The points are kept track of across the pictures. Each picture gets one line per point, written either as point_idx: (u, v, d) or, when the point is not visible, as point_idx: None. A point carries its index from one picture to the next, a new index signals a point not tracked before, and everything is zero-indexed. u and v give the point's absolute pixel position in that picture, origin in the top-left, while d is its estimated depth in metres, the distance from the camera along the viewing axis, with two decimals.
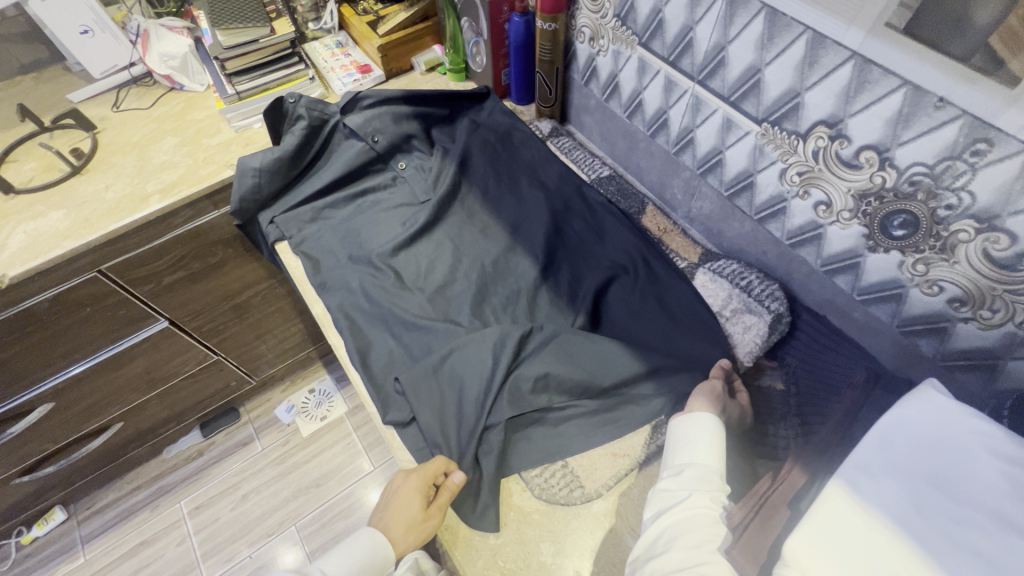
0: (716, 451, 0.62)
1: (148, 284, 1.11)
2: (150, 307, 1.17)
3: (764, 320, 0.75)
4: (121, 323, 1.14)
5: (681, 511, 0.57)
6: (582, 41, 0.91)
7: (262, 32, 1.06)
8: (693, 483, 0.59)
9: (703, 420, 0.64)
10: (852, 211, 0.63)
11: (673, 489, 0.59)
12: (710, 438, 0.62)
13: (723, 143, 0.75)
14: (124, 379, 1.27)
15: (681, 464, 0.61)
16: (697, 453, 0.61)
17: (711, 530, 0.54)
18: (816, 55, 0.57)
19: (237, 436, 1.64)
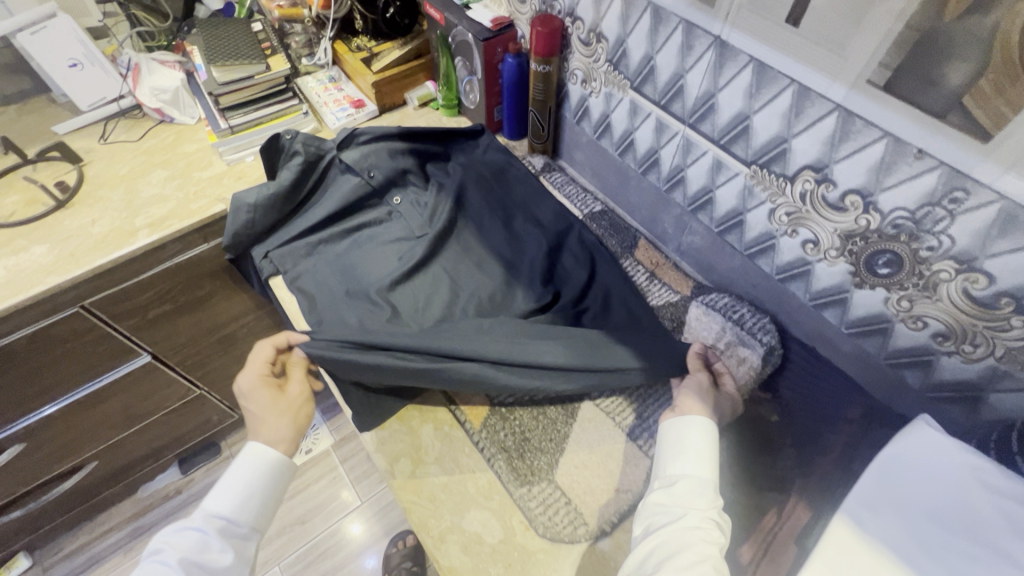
0: (710, 459, 0.63)
1: (132, 318, 1.09)
2: (132, 341, 1.13)
3: (757, 352, 0.77)
4: (102, 358, 1.11)
5: (673, 529, 0.58)
6: (574, 82, 0.94)
7: (258, 68, 1.07)
8: (687, 500, 0.60)
9: (696, 423, 0.66)
10: (839, 250, 0.66)
11: (667, 505, 0.61)
12: (702, 442, 0.64)
13: (713, 183, 0.78)
14: (101, 416, 1.22)
15: (675, 477, 0.63)
16: (690, 464, 0.63)
17: (701, 549, 0.55)
18: (802, 106, 0.61)
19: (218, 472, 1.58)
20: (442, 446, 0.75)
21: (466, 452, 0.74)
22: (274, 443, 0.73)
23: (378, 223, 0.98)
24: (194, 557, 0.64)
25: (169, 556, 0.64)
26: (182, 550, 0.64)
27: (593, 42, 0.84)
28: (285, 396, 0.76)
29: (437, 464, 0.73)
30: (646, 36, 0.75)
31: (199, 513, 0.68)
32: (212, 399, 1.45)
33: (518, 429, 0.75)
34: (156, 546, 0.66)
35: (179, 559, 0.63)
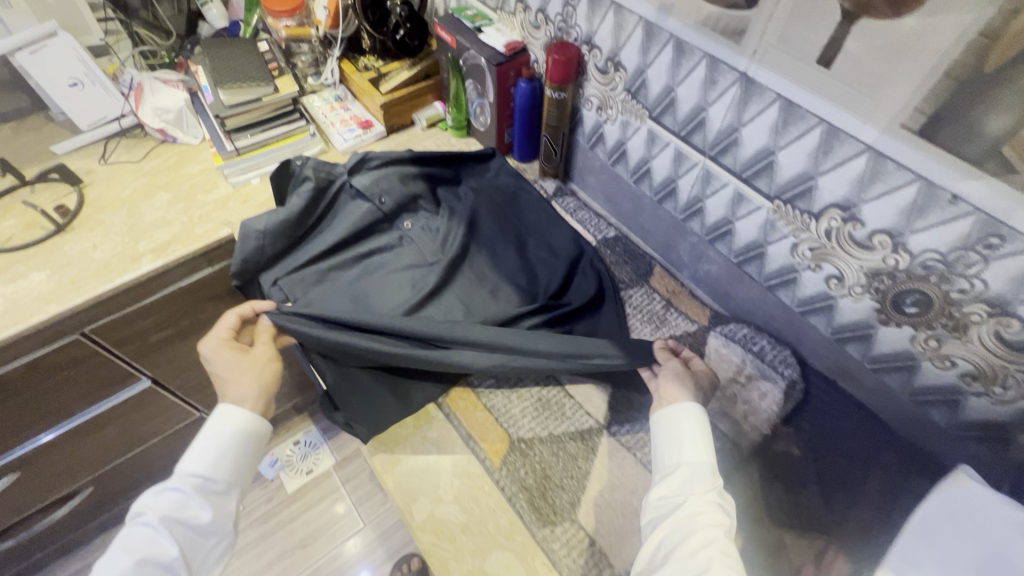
0: (703, 443, 0.65)
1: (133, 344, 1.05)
2: (132, 366, 1.09)
3: (779, 386, 0.76)
4: (101, 384, 1.07)
5: (679, 519, 0.59)
6: (589, 108, 0.93)
7: (265, 90, 1.05)
8: (687, 487, 0.62)
9: (684, 409, 0.67)
10: (865, 287, 0.66)
11: (671, 495, 0.62)
12: (695, 431, 0.65)
13: (733, 215, 0.78)
14: (99, 442, 1.19)
15: (673, 465, 0.64)
16: (685, 451, 0.64)
17: (706, 534, 0.56)
18: (831, 145, 0.60)
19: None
20: (461, 484, 0.73)
21: (485, 490, 0.72)
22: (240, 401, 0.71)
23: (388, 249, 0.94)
24: (175, 516, 0.63)
25: (149, 517, 0.63)
26: (162, 511, 0.63)
27: (611, 70, 0.83)
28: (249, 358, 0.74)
29: (455, 503, 0.71)
30: (667, 68, 0.74)
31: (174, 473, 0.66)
32: None
33: (538, 467, 0.73)
34: (136, 510, 0.64)
35: (160, 519, 0.62)
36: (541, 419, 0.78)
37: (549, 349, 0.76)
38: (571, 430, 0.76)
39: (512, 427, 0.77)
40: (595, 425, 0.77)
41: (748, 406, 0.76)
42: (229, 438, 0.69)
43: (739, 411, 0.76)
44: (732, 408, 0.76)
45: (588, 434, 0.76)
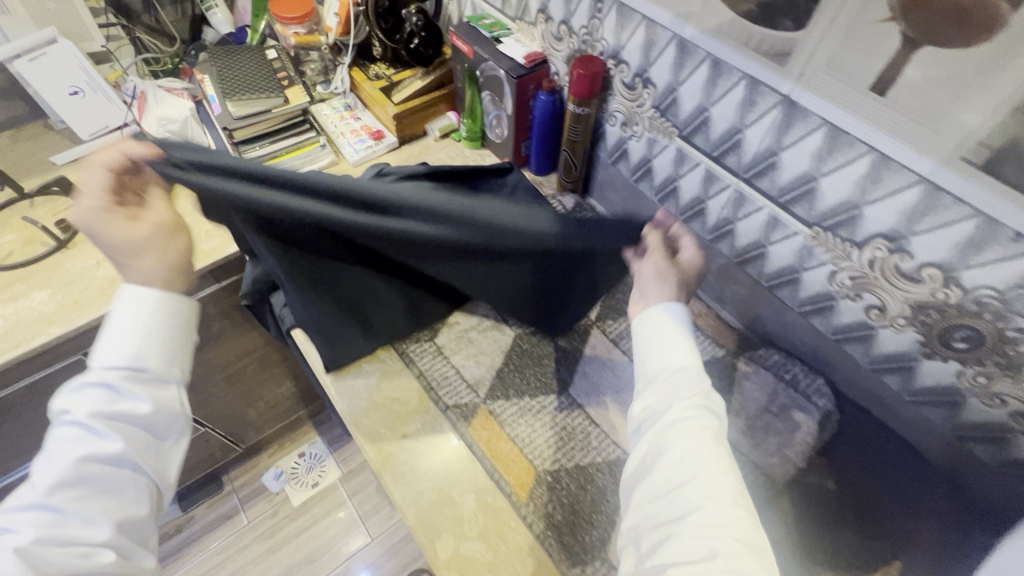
0: (684, 345, 0.62)
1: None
2: None
3: (813, 417, 0.74)
4: None
5: (662, 424, 0.56)
6: (613, 124, 0.90)
7: (275, 102, 1.03)
8: (670, 390, 0.59)
9: (661, 314, 0.65)
10: (909, 319, 0.64)
11: (653, 403, 0.59)
12: (673, 335, 0.63)
13: (767, 239, 0.75)
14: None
15: (655, 371, 0.61)
16: (665, 354, 0.61)
17: (691, 440, 0.53)
18: (880, 175, 0.58)
19: (220, 508, 1.50)
20: (486, 518, 0.70)
21: (511, 526, 0.69)
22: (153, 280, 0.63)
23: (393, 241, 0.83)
24: (107, 411, 0.55)
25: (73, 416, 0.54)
26: (89, 408, 0.55)
27: (639, 86, 0.81)
28: (141, 230, 0.62)
29: (481, 539, 0.68)
30: (701, 86, 0.71)
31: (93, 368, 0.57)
32: (215, 436, 1.35)
33: (566, 501, 0.71)
34: (55, 410, 0.55)
35: (87, 415, 0.54)
36: (566, 449, 0.75)
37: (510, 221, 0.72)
38: (598, 461, 0.74)
39: (537, 457, 0.74)
40: (623, 456, 0.75)
41: (782, 437, 0.73)
42: (148, 320, 0.61)
43: (773, 442, 0.73)
44: (765, 439, 0.73)
45: (615, 465, 0.74)
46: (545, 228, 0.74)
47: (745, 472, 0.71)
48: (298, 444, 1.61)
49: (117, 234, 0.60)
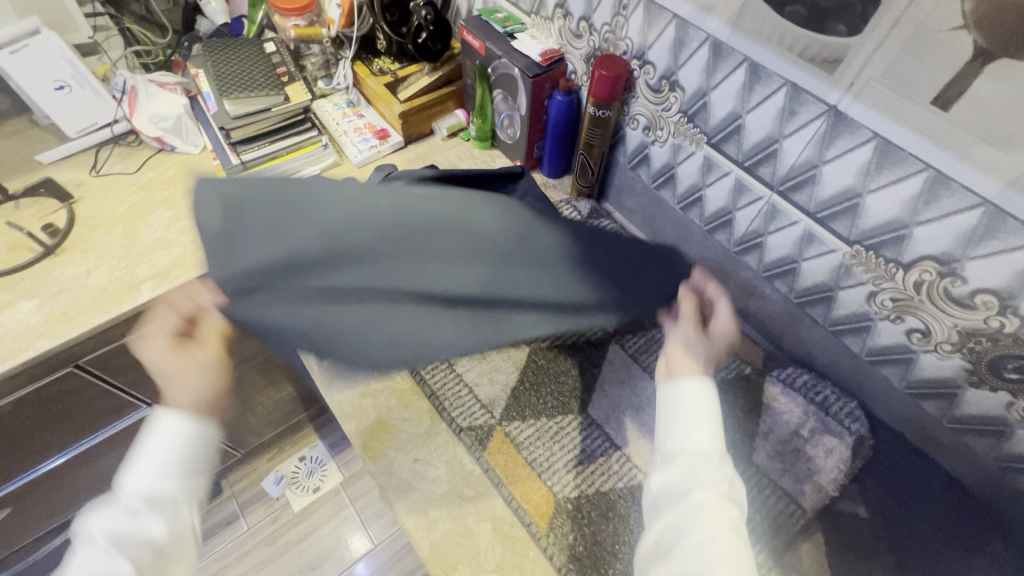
0: (711, 422, 0.56)
1: (131, 372, 0.95)
2: (132, 394, 1.00)
3: (846, 442, 0.70)
4: (98, 414, 0.98)
5: (681, 506, 0.52)
6: (634, 127, 0.85)
7: (276, 99, 0.97)
8: (691, 473, 0.53)
9: (692, 389, 0.59)
10: (956, 345, 0.60)
11: (671, 483, 0.54)
12: (703, 408, 0.57)
13: (800, 254, 0.71)
14: (97, 470, 1.10)
15: (675, 449, 0.56)
16: (691, 430, 0.56)
17: (710, 528, 0.49)
18: (936, 194, 0.54)
19: (220, 513, 1.47)
20: (504, 549, 0.66)
21: (529, 557, 0.66)
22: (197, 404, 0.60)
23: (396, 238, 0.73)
24: (127, 536, 0.50)
25: (92, 539, 0.50)
26: (110, 530, 0.50)
27: (665, 89, 0.76)
28: (190, 372, 0.61)
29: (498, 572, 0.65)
30: (735, 93, 0.67)
31: (120, 490, 0.54)
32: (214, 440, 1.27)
33: (588, 531, 0.67)
34: (79, 531, 0.52)
35: (105, 538, 0.50)
36: (586, 474, 0.71)
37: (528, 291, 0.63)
38: (619, 487, 0.70)
39: (555, 484, 0.70)
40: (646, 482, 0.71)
41: (812, 463, 0.70)
42: (187, 441, 0.58)
43: (803, 468, 0.69)
44: (795, 465, 0.70)
45: (638, 492, 0.70)
46: (597, 317, 0.64)
47: (775, 501, 0.68)
48: (298, 447, 1.56)
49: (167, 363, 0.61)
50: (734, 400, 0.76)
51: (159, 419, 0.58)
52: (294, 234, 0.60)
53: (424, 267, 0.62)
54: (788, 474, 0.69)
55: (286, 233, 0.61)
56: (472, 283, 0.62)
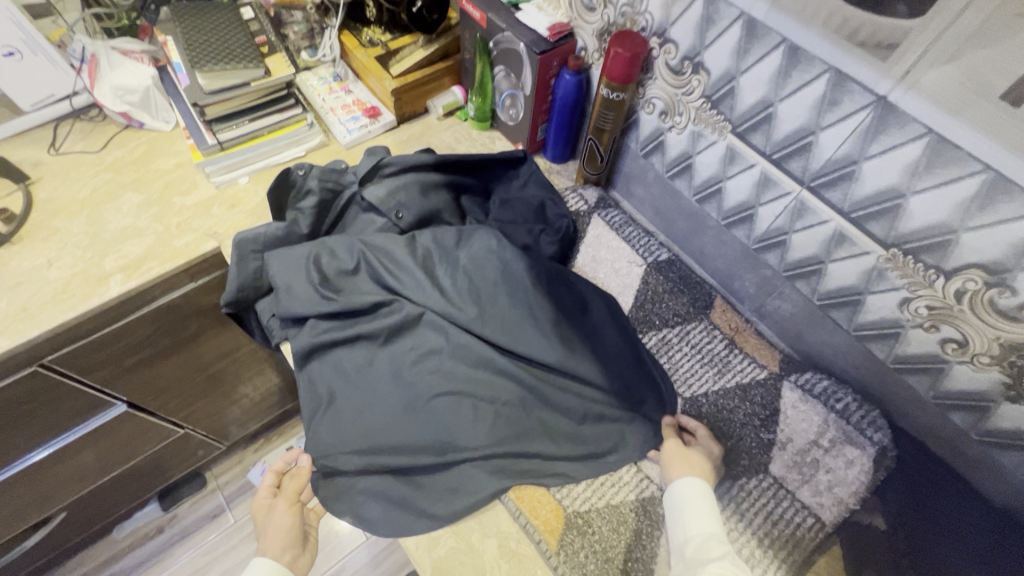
0: (710, 511, 0.62)
1: (103, 369, 0.81)
2: (104, 392, 0.85)
3: (868, 453, 0.67)
4: (64, 416, 0.82)
5: None
6: (648, 111, 0.79)
7: (255, 74, 0.88)
8: (698, 558, 0.58)
9: (686, 491, 0.63)
10: (995, 358, 0.57)
11: (684, 574, 0.58)
12: (701, 502, 0.62)
13: (827, 255, 0.67)
14: (68, 473, 0.91)
15: (681, 542, 0.60)
16: (691, 521, 0.61)
17: None
18: (992, 199, 0.50)
19: (201, 509, 1.22)
20: (511, 567, 0.63)
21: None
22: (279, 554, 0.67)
23: (392, 306, 0.74)
24: None
25: None
26: None
27: (687, 71, 0.69)
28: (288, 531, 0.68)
29: None
30: (768, 78, 0.61)
31: None
32: (197, 436, 1.10)
33: (599, 548, 0.63)
34: None
35: None
36: (596, 486, 0.67)
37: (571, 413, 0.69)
38: (630, 499, 0.66)
39: (565, 497, 0.66)
40: (658, 494, 0.67)
41: (832, 475, 0.66)
42: None
43: (822, 480, 0.66)
44: (814, 476, 0.66)
45: (648, 504, 0.66)
46: (630, 431, 0.70)
47: (794, 515, 0.64)
48: (286, 438, 1.31)
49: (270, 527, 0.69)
50: (750, 407, 0.72)
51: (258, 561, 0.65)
52: (364, 388, 0.71)
53: (462, 394, 0.68)
54: (810, 487, 0.66)
55: (358, 388, 0.71)
56: (502, 406, 0.68)
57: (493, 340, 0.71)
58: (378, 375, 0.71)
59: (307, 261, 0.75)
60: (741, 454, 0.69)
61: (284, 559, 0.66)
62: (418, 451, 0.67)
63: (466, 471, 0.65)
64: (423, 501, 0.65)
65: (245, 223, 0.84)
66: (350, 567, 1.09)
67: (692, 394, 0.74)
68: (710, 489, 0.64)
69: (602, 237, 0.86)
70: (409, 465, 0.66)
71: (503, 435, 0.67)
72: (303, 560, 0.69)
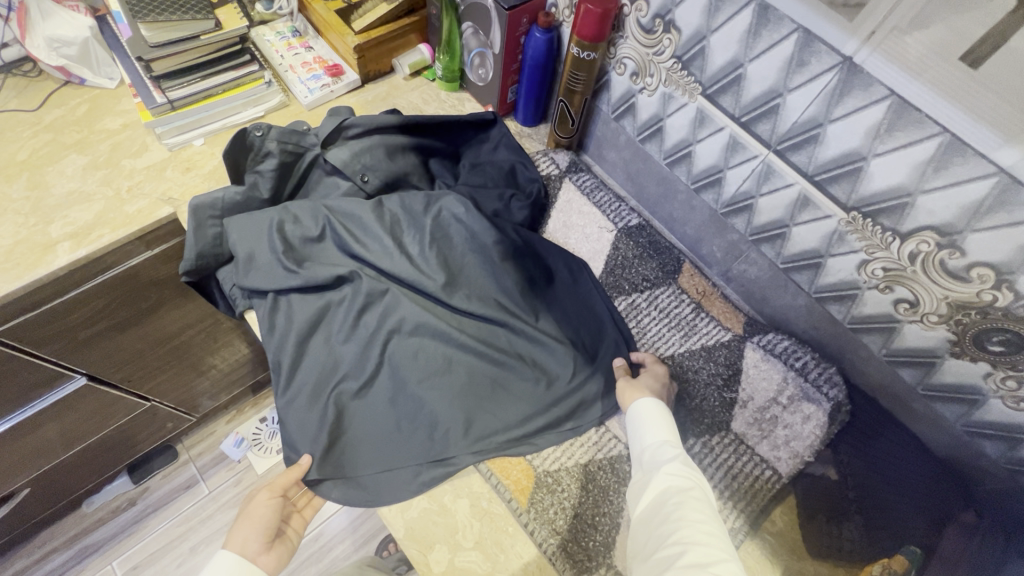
0: (662, 421, 0.64)
1: (57, 342, 0.76)
2: (62, 366, 0.81)
3: (823, 408, 0.70)
4: (19, 391, 0.79)
5: (650, 494, 0.58)
6: (619, 72, 0.77)
7: (205, 26, 0.82)
8: (654, 462, 0.61)
9: (644, 407, 0.65)
10: (943, 317, 0.60)
11: (642, 479, 0.61)
12: (653, 414, 0.65)
13: (792, 219, 0.68)
14: (29, 448, 0.88)
15: (639, 453, 0.63)
16: (645, 433, 0.63)
17: (675, 501, 0.56)
18: (949, 161, 0.51)
19: (173, 482, 1.20)
20: (483, 526, 0.64)
21: (509, 533, 0.64)
22: (246, 546, 0.61)
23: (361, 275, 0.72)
24: None
25: None
26: None
27: (658, 30, 0.67)
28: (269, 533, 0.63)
29: (477, 550, 0.63)
30: (739, 37, 0.60)
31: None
32: (165, 408, 1.08)
33: (567, 505, 0.66)
34: None
35: None
36: (566, 447, 0.69)
37: (540, 374, 0.70)
38: (598, 458, 0.68)
39: (535, 458, 0.68)
40: (624, 452, 0.69)
41: (790, 430, 0.69)
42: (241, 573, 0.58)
43: (780, 435, 0.69)
44: (772, 432, 0.70)
45: (616, 463, 0.68)
46: (591, 388, 0.70)
47: (752, 468, 0.68)
48: (258, 409, 1.30)
49: (258, 510, 0.63)
50: (714, 367, 0.74)
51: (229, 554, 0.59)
52: (333, 355, 0.70)
53: (435, 362, 0.68)
54: (767, 444, 0.69)
55: (326, 353, 0.70)
56: (475, 373, 0.69)
57: (463, 307, 0.71)
58: (347, 342, 0.70)
59: (269, 229, 0.72)
60: (704, 412, 0.71)
61: (250, 552, 0.60)
62: (387, 421, 0.67)
63: (438, 437, 0.66)
64: (394, 469, 0.65)
65: (201, 187, 0.80)
66: (328, 532, 1.10)
67: (659, 356, 0.76)
68: (666, 409, 0.67)
69: (573, 203, 0.86)
70: (381, 431, 0.66)
71: (475, 401, 0.68)
72: (267, 558, 0.61)
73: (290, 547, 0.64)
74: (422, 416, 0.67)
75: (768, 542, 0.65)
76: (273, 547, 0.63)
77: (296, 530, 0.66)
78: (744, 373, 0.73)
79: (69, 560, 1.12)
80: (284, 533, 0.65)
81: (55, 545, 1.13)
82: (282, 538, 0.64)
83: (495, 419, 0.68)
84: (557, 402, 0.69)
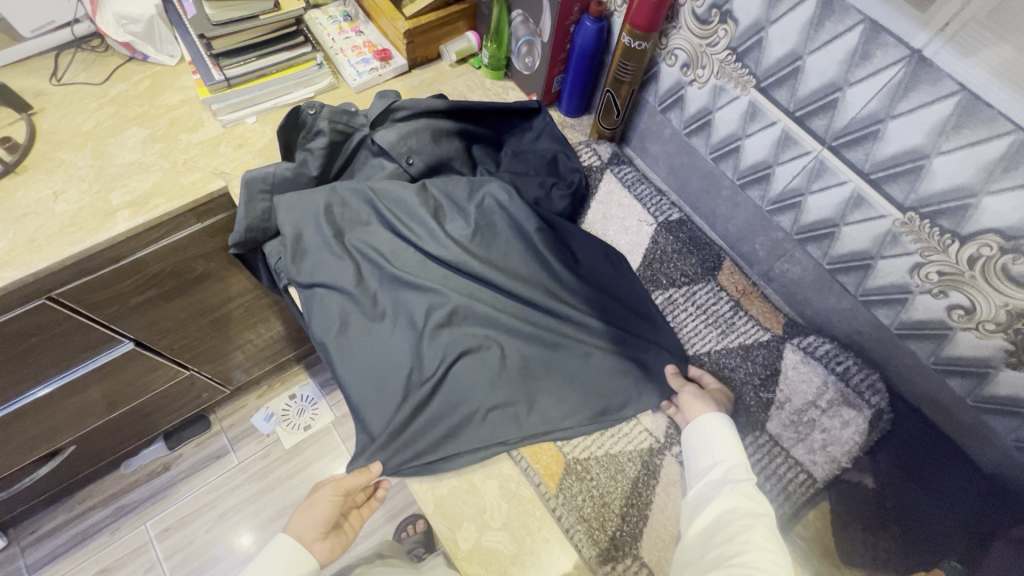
0: (732, 441, 0.64)
1: (111, 306, 0.80)
2: (112, 329, 0.85)
3: (864, 415, 0.67)
4: (73, 350, 0.82)
5: (714, 511, 0.59)
6: (670, 64, 0.76)
7: (264, 6, 0.85)
8: (721, 482, 0.61)
9: (713, 423, 0.65)
10: (1001, 325, 0.58)
11: (702, 496, 0.62)
12: (723, 433, 0.64)
13: (842, 218, 0.66)
14: (78, 406, 0.93)
15: (705, 467, 0.63)
16: (716, 453, 0.63)
17: (741, 523, 0.57)
18: (1019, 160, 0.49)
19: (207, 449, 1.25)
20: (511, 508, 0.65)
21: (536, 516, 0.64)
22: (303, 533, 0.63)
23: (404, 254, 0.75)
24: None
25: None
26: None
27: (714, 21, 0.67)
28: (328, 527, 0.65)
29: (505, 530, 0.63)
30: (800, 28, 0.58)
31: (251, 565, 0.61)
32: (202, 378, 1.12)
33: (597, 493, 0.66)
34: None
35: None
36: (597, 437, 0.68)
37: (578, 361, 0.70)
38: (629, 451, 0.68)
39: (566, 445, 0.68)
40: (655, 445, 0.69)
41: (827, 434, 0.67)
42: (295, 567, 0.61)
43: (817, 439, 0.67)
44: (809, 435, 0.68)
45: (648, 456, 0.68)
46: (628, 382, 0.70)
47: (787, 470, 0.66)
48: (288, 385, 1.33)
49: (320, 503, 0.64)
50: (751, 366, 0.73)
51: (288, 542, 0.62)
52: (373, 328, 0.70)
53: (475, 342, 0.70)
54: (804, 449, 0.67)
55: (368, 324, 0.71)
56: (522, 361, 0.70)
57: (507, 290, 0.73)
58: (385, 319, 0.71)
59: (316, 210, 0.74)
60: (739, 410, 0.71)
61: (305, 539, 0.63)
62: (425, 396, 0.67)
63: (478, 413, 0.67)
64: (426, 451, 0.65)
65: (252, 163, 0.83)
66: None
67: (694, 353, 0.75)
68: (732, 427, 0.66)
69: (614, 194, 0.85)
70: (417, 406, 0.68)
71: (515, 382, 0.69)
72: (321, 545, 0.64)
73: (345, 539, 0.66)
74: (459, 394, 0.67)
75: (797, 546, 0.64)
76: (327, 536, 0.65)
77: (352, 526, 0.68)
78: (779, 372, 0.72)
79: (107, 517, 1.17)
80: (341, 526, 0.67)
81: (94, 503, 1.19)
82: (338, 529, 0.66)
83: (533, 401, 0.68)
84: (594, 392, 0.69)
